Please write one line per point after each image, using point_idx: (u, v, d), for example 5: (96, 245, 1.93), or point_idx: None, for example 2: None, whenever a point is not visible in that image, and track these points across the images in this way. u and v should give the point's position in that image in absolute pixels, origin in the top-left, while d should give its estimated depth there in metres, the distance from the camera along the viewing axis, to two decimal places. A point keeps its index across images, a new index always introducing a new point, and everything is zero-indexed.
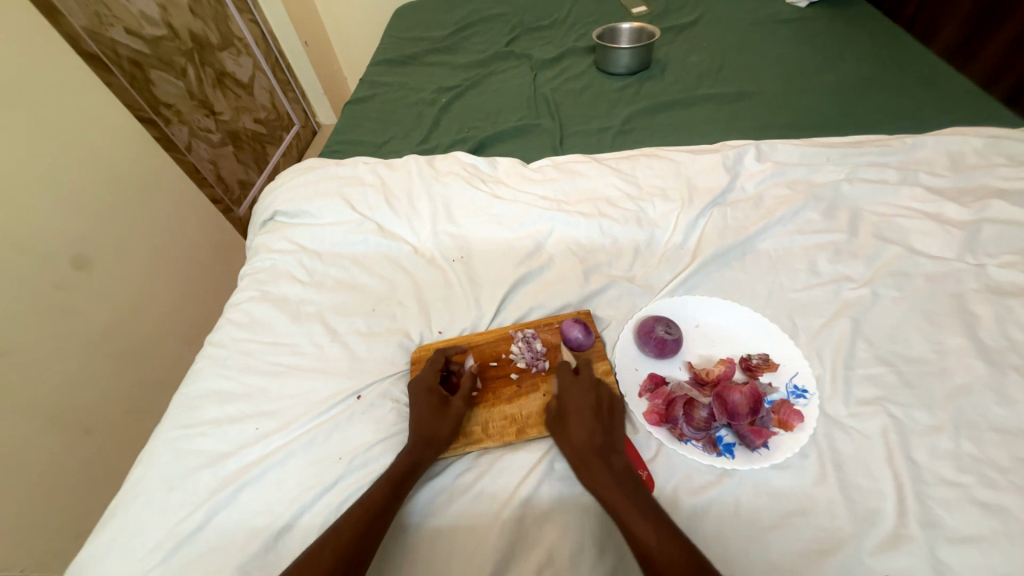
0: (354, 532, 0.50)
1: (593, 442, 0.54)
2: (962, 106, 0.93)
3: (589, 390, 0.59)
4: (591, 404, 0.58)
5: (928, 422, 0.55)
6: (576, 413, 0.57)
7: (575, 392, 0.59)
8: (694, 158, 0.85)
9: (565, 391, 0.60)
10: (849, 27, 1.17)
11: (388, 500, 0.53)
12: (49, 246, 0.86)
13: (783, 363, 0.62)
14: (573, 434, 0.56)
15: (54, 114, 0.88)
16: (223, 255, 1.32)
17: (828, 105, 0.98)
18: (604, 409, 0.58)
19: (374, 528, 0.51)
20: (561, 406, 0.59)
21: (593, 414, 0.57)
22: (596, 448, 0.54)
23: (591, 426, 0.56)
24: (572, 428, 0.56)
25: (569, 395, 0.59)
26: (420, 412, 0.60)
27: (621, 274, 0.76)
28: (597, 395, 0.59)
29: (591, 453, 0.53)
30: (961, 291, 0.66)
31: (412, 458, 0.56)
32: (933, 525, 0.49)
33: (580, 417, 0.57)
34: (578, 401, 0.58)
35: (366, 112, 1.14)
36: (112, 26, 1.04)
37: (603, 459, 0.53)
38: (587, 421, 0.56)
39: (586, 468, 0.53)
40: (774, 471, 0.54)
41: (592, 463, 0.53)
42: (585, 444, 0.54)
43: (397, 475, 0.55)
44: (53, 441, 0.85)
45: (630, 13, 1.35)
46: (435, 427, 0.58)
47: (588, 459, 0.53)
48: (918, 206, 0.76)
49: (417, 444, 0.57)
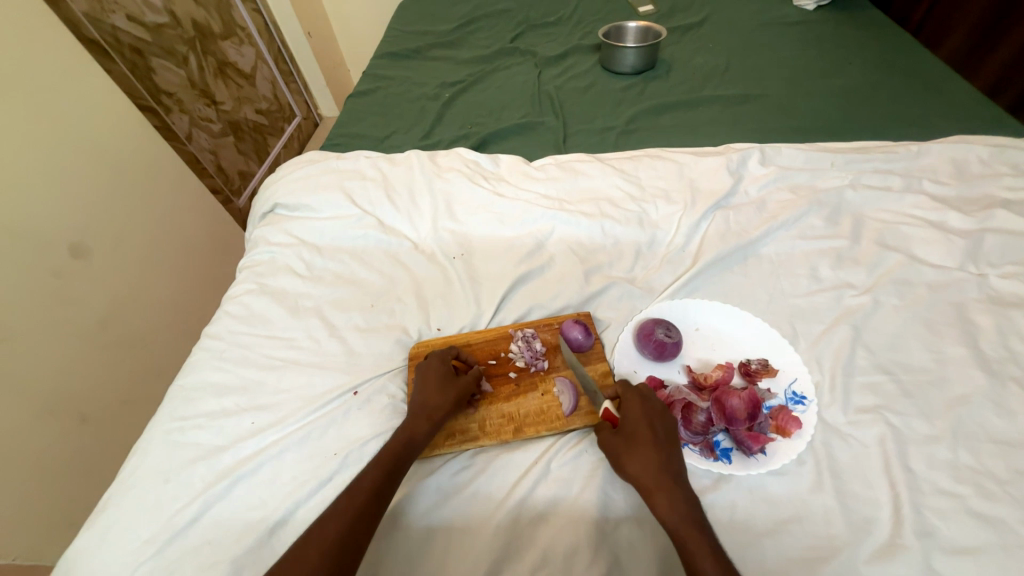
0: (343, 526, 0.48)
1: (669, 469, 0.50)
2: (967, 114, 0.93)
3: (660, 410, 0.55)
4: (662, 423, 0.54)
5: (926, 432, 0.55)
6: (649, 431, 0.53)
7: (647, 409, 0.55)
8: (698, 160, 0.85)
9: (633, 404, 0.55)
10: (856, 31, 1.16)
11: (378, 490, 0.52)
12: (47, 234, 0.85)
13: (782, 369, 0.62)
14: (648, 454, 0.51)
15: (55, 99, 0.87)
16: (222, 247, 1.31)
17: (833, 110, 0.97)
18: (673, 430, 0.54)
19: (362, 519, 0.49)
20: (633, 423, 0.54)
21: (665, 437, 0.53)
22: (668, 474, 0.50)
23: (665, 449, 0.52)
24: (646, 449, 0.52)
25: (641, 412, 0.54)
26: (424, 388, 0.60)
27: (622, 275, 0.75)
28: (668, 414, 0.55)
29: (668, 481, 0.49)
30: (962, 300, 0.66)
31: (405, 433, 0.56)
32: (929, 535, 0.49)
33: (653, 436, 0.52)
34: (651, 419, 0.54)
35: (369, 105, 1.13)
36: (114, 13, 1.03)
37: (680, 490, 0.49)
38: (662, 444, 0.52)
39: (661, 495, 0.49)
40: (771, 477, 0.54)
41: (668, 491, 0.49)
42: (661, 469, 0.50)
43: (387, 461, 0.54)
44: (48, 429, 0.84)
45: (636, 12, 1.34)
46: (433, 401, 0.59)
47: (664, 486, 0.49)
48: (922, 213, 0.76)
49: (415, 418, 0.58)
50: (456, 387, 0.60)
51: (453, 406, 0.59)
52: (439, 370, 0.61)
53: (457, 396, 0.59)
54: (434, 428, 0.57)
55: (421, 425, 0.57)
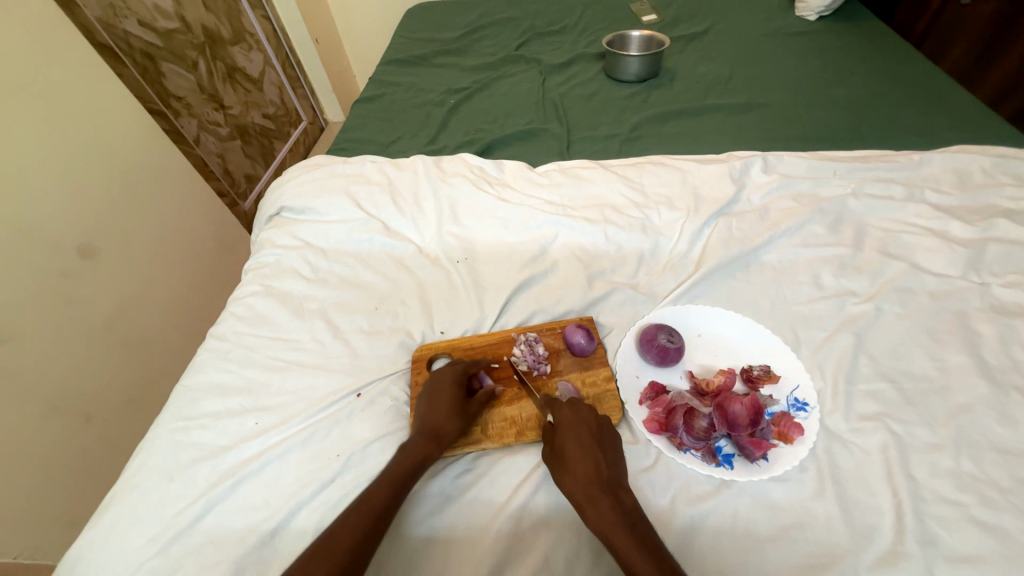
0: (354, 540, 0.48)
1: (599, 476, 0.51)
2: (969, 124, 0.93)
3: (590, 417, 0.56)
4: (590, 431, 0.55)
5: (928, 440, 0.55)
6: (576, 441, 0.54)
7: (574, 419, 0.56)
8: (701, 167, 0.86)
9: (562, 416, 0.56)
10: (859, 41, 1.17)
11: (386, 506, 0.51)
12: (56, 235, 0.86)
13: (785, 376, 0.62)
14: (576, 466, 0.52)
15: (65, 101, 0.88)
16: (229, 250, 1.32)
17: (836, 119, 0.98)
18: (606, 438, 0.55)
19: (370, 535, 0.49)
20: (562, 436, 0.54)
21: (597, 443, 0.54)
22: (600, 482, 0.50)
23: (595, 457, 0.52)
24: (575, 460, 0.52)
25: (568, 424, 0.55)
26: (434, 407, 0.59)
27: (625, 281, 0.76)
28: (599, 420, 0.56)
29: (598, 489, 0.50)
30: (964, 309, 0.66)
31: (417, 454, 0.55)
32: (931, 543, 0.48)
33: (581, 445, 0.53)
34: (579, 429, 0.55)
35: (375, 111, 1.14)
36: (126, 18, 1.05)
37: (611, 496, 0.49)
38: (591, 452, 0.53)
39: (591, 506, 0.49)
40: (773, 483, 0.54)
41: (599, 500, 0.49)
42: (590, 478, 0.51)
43: (399, 477, 0.53)
44: (53, 428, 0.85)
45: (640, 21, 1.36)
46: (445, 425, 0.57)
47: (593, 495, 0.49)
48: (924, 222, 0.76)
49: (422, 439, 0.56)
50: (466, 415, 0.59)
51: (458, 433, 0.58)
52: (453, 391, 0.60)
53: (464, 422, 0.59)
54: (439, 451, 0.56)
55: (433, 450, 0.56)
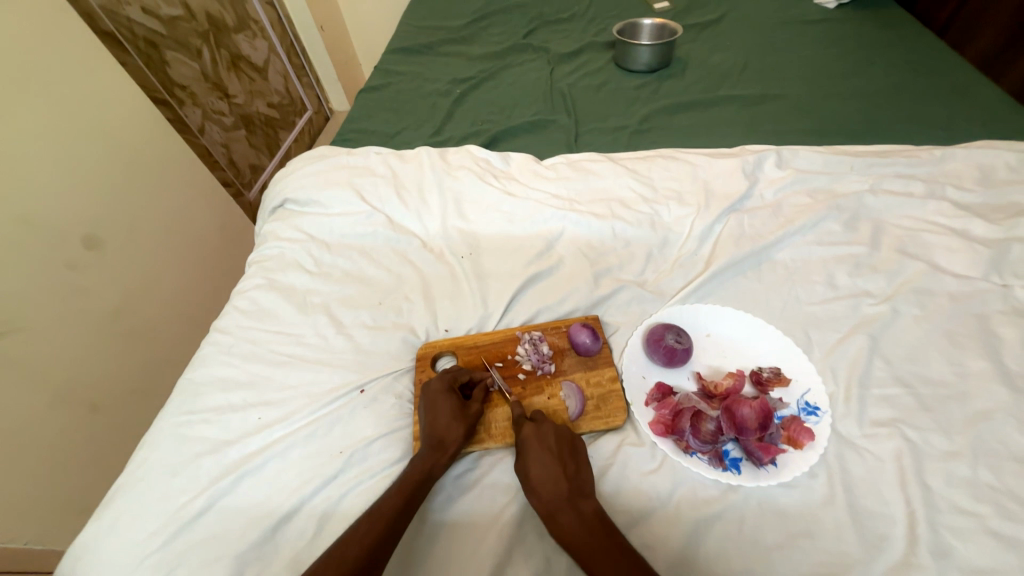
0: (364, 552, 0.47)
1: (561, 489, 0.50)
2: (994, 117, 0.90)
3: (551, 430, 0.55)
4: (552, 445, 0.54)
5: (945, 448, 0.53)
6: (538, 457, 0.53)
7: (534, 434, 0.55)
8: (713, 161, 0.83)
9: (523, 432, 0.55)
10: (879, 30, 1.13)
11: (398, 515, 0.50)
12: (61, 227, 0.86)
13: (795, 379, 0.60)
14: (539, 482, 0.51)
15: (66, 95, 0.86)
16: (234, 241, 1.32)
17: (853, 111, 0.95)
18: (568, 450, 0.54)
19: (381, 547, 0.48)
20: (525, 449, 0.54)
21: (558, 454, 0.53)
22: (561, 496, 0.50)
23: (556, 471, 0.51)
24: (537, 474, 0.52)
25: (528, 440, 0.54)
26: (432, 415, 0.57)
27: (632, 278, 0.74)
28: (560, 433, 0.55)
29: (561, 502, 0.49)
30: (986, 311, 0.63)
31: (425, 463, 0.54)
32: (945, 554, 0.47)
33: (543, 460, 0.53)
34: (539, 445, 0.54)
35: (380, 100, 1.12)
36: (129, 5, 1.04)
37: (572, 509, 0.49)
38: (552, 466, 0.52)
39: (555, 521, 0.49)
40: (782, 489, 0.53)
41: (561, 514, 0.49)
42: (553, 492, 0.50)
43: (408, 487, 0.52)
44: (61, 418, 0.86)
45: (652, 8, 1.32)
46: (449, 432, 0.56)
47: (557, 510, 0.49)
48: (945, 220, 0.73)
49: (430, 450, 0.55)
50: (469, 416, 0.58)
51: (465, 436, 0.57)
52: (450, 398, 0.59)
53: (468, 426, 0.57)
54: (450, 459, 0.55)
55: (441, 457, 0.55)
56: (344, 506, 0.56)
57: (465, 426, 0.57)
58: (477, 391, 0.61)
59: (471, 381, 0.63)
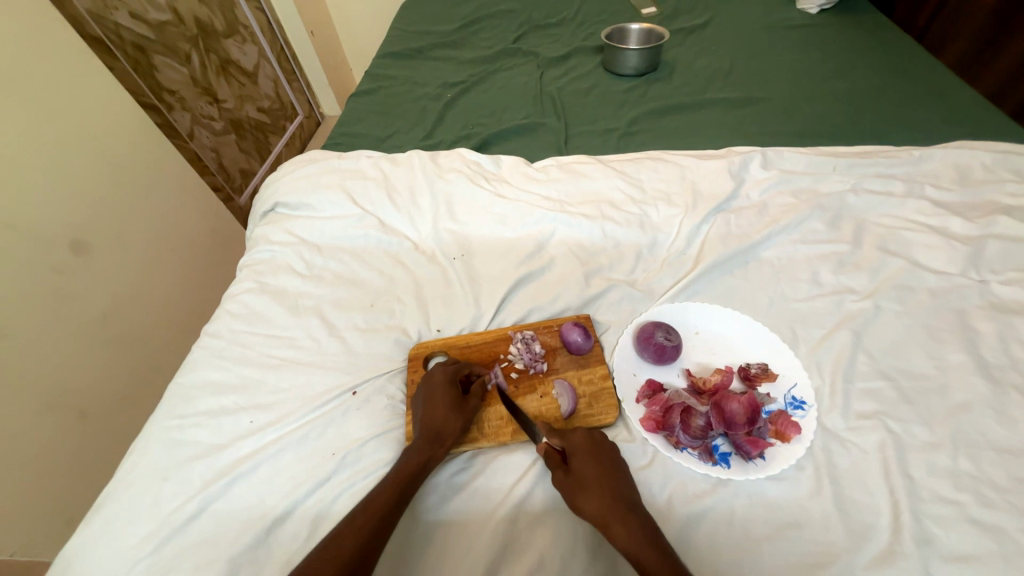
0: (359, 544, 0.47)
1: (620, 498, 0.49)
2: (970, 119, 0.93)
3: (601, 441, 0.55)
4: (605, 455, 0.53)
5: (926, 439, 0.55)
6: (593, 464, 0.52)
7: (587, 443, 0.54)
8: (700, 163, 0.85)
9: (575, 441, 0.55)
10: (859, 35, 1.16)
11: (392, 507, 0.50)
12: (48, 231, 0.85)
13: (782, 374, 0.61)
14: (596, 488, 0.50)
15: (52, 99, 0.86)
16: (223, 246, 1.32)
17: (835, 114, 0.97)
18: (618, 462, 0.54)
19: (375, 539, 0.48)
20: (580, 459, 0.52)
21: (612, 467, 0.52)
22: (622, 503, 0.49)
23: (613, 480, 0.51)
24: (595, 482, 0.50)
25: (583, 448, 0.54)
26: (430, 407, 0.58)
27: (622, 278, 0.75)
28: (609, 444, 0.55)
29: (622, 510, 0.48)
30: (964, 306, 0.65)
31: (422, 454, 0.54)
32: (927, 542, 0.48)
33: (599, 468, 0.52)
34: (592, 453, 0.53)
35: (371, 104, 1.13)
36: (117, 10, 1.04)
37: (634, 517, 0.48)
38: (609, 475, 0.51)
39: (617, 528, 0.47)
40: (770, 482, 0.54)
41: (623, 521, 0.47)
42: (613, 499, 0.49)
43: (404, 478, 0.53)
44: (48, 425, 0.85)
45: (639, 13, 1.34)
46: (447, 425, 0.57)
47: (617, 516, 0.48)
48: (924, 219, 0.75)
49: (426, 442, 0.55)
50: (465, 411, 0.59)
51: (461, 430, 0.57)
52: (449, 390, 0.59)
53: (464, 419, 0.58)
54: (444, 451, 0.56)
55: (436, 450, 0.55)
56: (337, 507, 0.56)
57: (461, 419, 0.58)
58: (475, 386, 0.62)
59: (472, 376, 0.64)
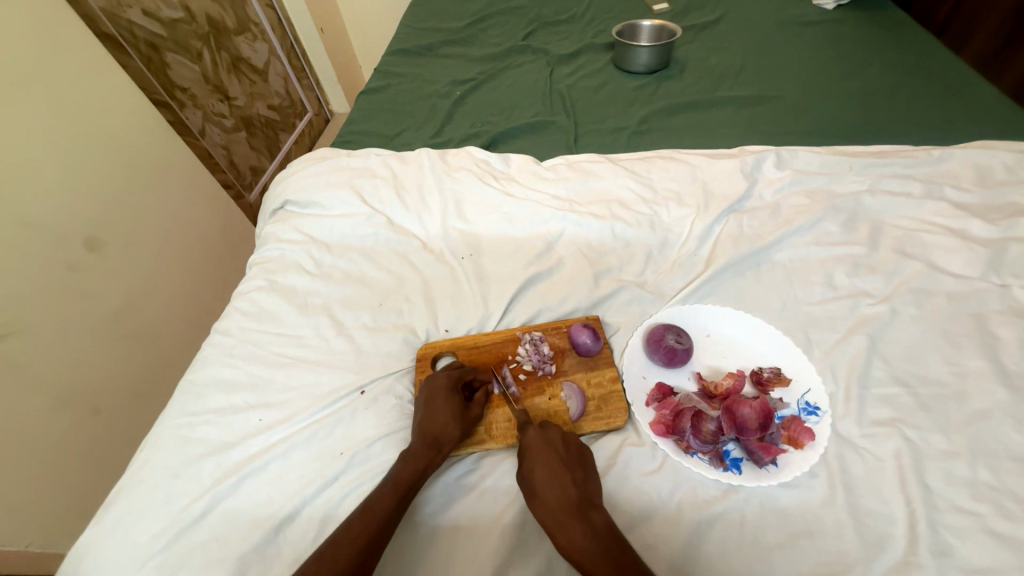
0: (357, 551, 0.47)
1: (567, 498, 0.49)
2: (990, 118, 0.90)
3: (558, 437, 0.55)
4: (559, 454, 0.53)
5: (943, 447, 0.54)
6: (544, 465, 0.52)
7: (541, 441, 0.54)
8: (712, 162, 0.83)
9: (529, 440, 0.55)
10: (876, 31, 1.13)
11: (391, 513, 0.51)
12: (63, 229, 0.86)
13: (795, 378, 0.61)
14: (545, 492, 0.51)
15: (67, 98, 0.87)
16: (235, 243, 1.32)
17: (850, 112, 0.95)
18: (575, 459, 0.53)
19: (373, 546, 0.48)
20: (530, 462, 0.53)
21: (565, 465, 0.52)
22: (569, 505, 0.49)
23: (563, 480, 0.51)
24: (544, 486, 0.51)
25: (534, 448, 0.54)
26: (431, 412, 0.58)
27: (632, 279, 0.74)
28: (567, 440, 0.55)
29: (567, 512, 0.49)
30: (983, 311, 0.64)
31: (420, 461, 0.54)
32: (944, 553, 0.47)
33: (549, 469, 0.52)
34: (545, 452, 0.53)
35: (380, 102, 1.13)
36: (130, 8, 1.04)
37: (580, 518, 0.48)
38: (560, 475, 0.51)
39: (562, 531, 0.48)
40: (782, 489, 0.53)
41: (568, 524, 0.48)
42: (560, 502, 0.49)
43: (401, 486, 0.53)
44: (62, 420, 0.86)
45: (650, 10, 1.32)
46: (446, 431, 0.57)
47: (563, 519, 0.48)
48: (942, 221, 0.74)
49: (425, 448, 0.55)
50: (467, 418, 0.58)
51: (461, 435, 0.57)
52: (450, 396, 0.59)
53: (464, 425, 0.58)
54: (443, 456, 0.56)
55: (435, 457, 0.55)
56: (345, 508, 0.56)
57: (461, 425, 0.57)
58: (481, 390, 0.62)
59: (473, 382, 0.63)
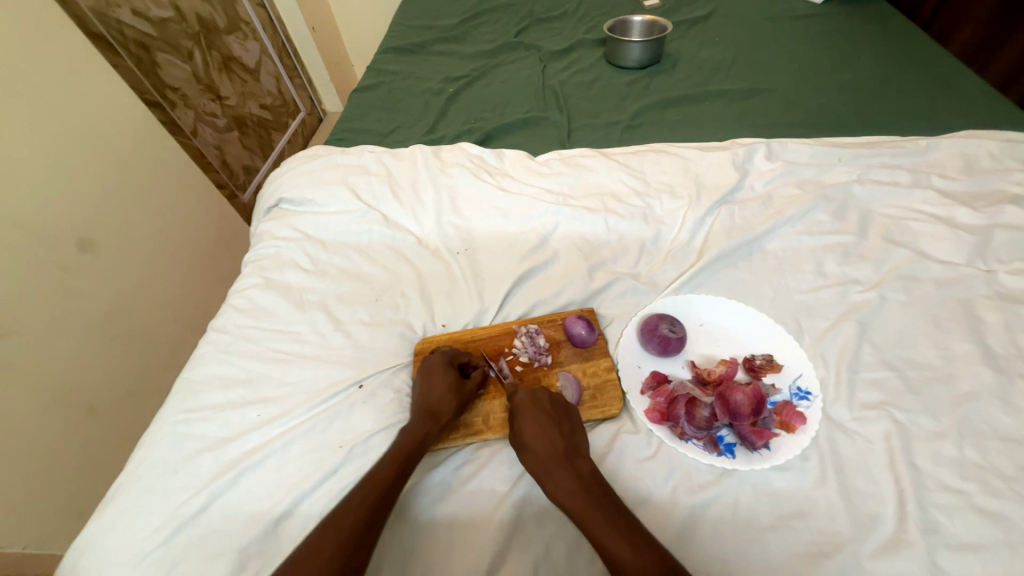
0: (359, 520, 0.49)
1: (556, 450, 0.53)
2: (976, 108, 0.92)
3: (546, 397, 0.58)
4: (547, 410, 0.56)
5: (932, 428, 0.55)
6: (534, 420, 0.55)
7: (530, 399, 0.57)
8: (703, 155, 0.84)
9: (520, 399, 0.57)
10: (864, 24, 1.15)
11: (392, 482, 0.52)
12: (55, 230, 0.86)
13: (787, 365, 0.61)
14: (535, 444, 0.53)
15: (57, 99, 0.86)
16: (229, 242, 1.32)
17: (840, 104, 0.97)
18: (561, 414, 0.56)
19: (375, 515, 0.50)
20: (519, 417, 0.56)
21: (553, 419, 0.55)
22: (558, 455, 0.52)
23: (552, 433, 0.54)
24: (533, 438, 0.54)
25: (525, 404, 0.56)
26: (427, 388, 0.59)
27: (626, 270, 0.75)
28: (554, 398, 0.58)
29: (556, 462, 0.52)
30: (970, 296, 0.65)
31: (417, 432, 0.56)
32: (932, 531, 0.48)
33: (538, 423, 0.55)
34: (535, 409, 0.56)
35: (374, 99, 1.13)
36: (119, 7, 1.04)
37: (568, 467, 0.51)
38: (549, 429, 0.54)
39: (550, 479, 0.51)
40: (775, 472, 0.54)
41: (557, 472, 0.51)
42: (548, 453, 0.52)
43: (401, 456, 0.54)
44: (57, 421, 0.85)
45: (642, 6, 1.33)
46: (441, 404, 0.58)
47: (552, 468, 0.51)
48: (930, 209, 0.75)
49: (422, 420, 0.57)
50: (462, 392, 0.60)
51: (456, 409, 0.58)
52: (445, 372, 0.60)
53: (460, 400, 0.59)
54: (440, 428, 0.57)
55: (432, 427, 0.57)
56: None
57: (456, 400, 0.59)
58: (477, 371, 0.63)
59: (470, 364, 0.64)
